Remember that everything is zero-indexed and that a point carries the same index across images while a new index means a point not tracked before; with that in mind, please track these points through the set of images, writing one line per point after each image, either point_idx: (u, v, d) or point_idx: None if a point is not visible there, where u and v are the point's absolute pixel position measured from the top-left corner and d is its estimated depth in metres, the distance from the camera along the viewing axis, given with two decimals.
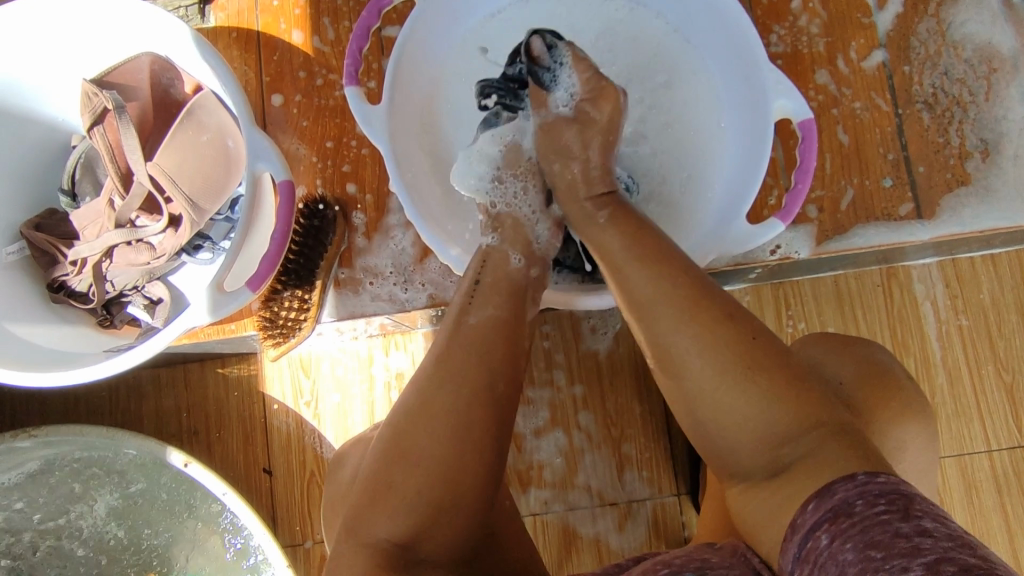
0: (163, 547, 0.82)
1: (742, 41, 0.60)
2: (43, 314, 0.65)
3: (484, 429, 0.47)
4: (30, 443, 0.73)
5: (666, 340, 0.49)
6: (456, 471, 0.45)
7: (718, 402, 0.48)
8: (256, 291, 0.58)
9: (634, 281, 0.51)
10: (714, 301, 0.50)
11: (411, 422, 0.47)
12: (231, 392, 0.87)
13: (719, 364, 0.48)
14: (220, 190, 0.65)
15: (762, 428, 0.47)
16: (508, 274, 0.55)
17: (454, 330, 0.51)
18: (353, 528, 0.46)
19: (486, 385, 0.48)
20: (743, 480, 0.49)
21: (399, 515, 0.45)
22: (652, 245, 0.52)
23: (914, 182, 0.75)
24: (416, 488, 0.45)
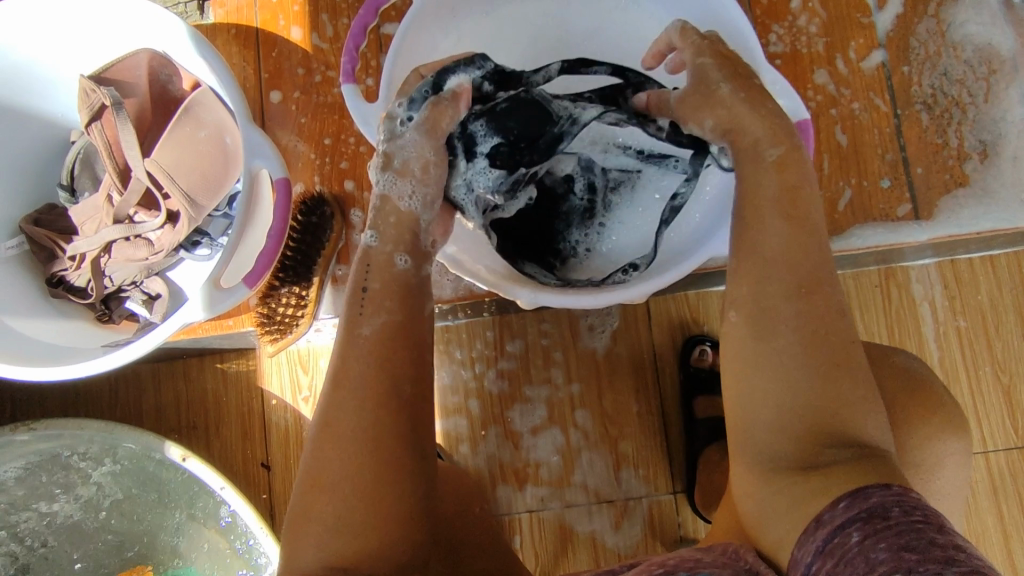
0: (162, 541, 0.82)
1: (739, 42, 0.61)
2: (42, 309, 0.65)
3: (391, 444, 0.45)
4: (29, 437, 0.73)
5: (770, 304, 0.46)
6: (372, 487, 0.44)
7: (777, 374, 0.45)
8: (251, 289, 0.59)
9: (768, 238, 0.47)
10: (833, 295, 0.46)
11: (319, 444, 0.45)
12: (229, 387, 0.88)
13: (806, 340, 0.45)
14: (217, 187, 0.65)
15: (812, 416, 0.44)
16: (393, 276, 0.49)
17: (347, 344, 0.47)
18: (286, 554, 0.45)
19: (388, 396, 0.46)
20: (761, 454, 0.46)
21: (321, 542, 0.44)
22: (804, 221, 0.47)
23: (912, 183, 0.75)
24: (332, 511, 0.44)
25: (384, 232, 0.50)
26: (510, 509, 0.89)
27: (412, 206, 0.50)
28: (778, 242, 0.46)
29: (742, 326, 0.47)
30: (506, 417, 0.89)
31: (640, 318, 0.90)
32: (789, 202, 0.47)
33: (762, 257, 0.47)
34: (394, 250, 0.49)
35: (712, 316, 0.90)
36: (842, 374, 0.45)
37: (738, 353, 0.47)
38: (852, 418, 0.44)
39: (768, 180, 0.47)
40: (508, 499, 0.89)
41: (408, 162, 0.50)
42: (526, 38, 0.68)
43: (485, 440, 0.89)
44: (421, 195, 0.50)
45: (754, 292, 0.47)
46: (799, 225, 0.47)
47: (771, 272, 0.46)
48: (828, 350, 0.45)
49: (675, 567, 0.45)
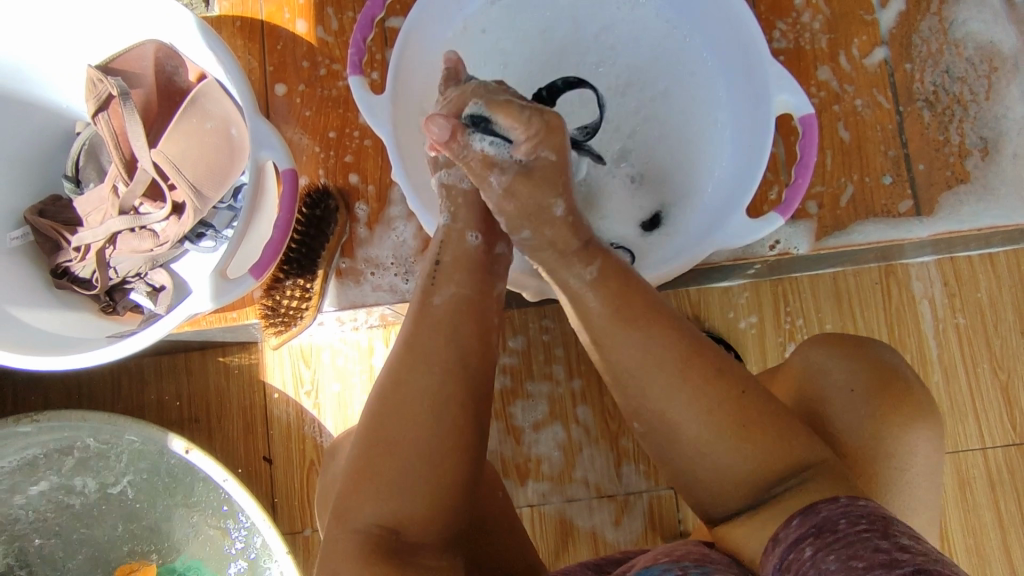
0: (164, 532, 0.82)
1: (743, 37, 0.61)
2: (45, 299, 0.65)
3: (458, 409, 0.47)
4: (32, 427, 0.73)
5: (656, 405, 0.49)
6: (437, 450, 0.46)
7: (693, 453, 0.48)
8: (258, 279, 0.58)
9: (622, 344, 0.50)
10: (706, 361, 0.49)
11: (387, 404, 0.47)
12: (231, 380, 0.88)
13: (700, 417, 0.48)
14: (223, 178, 0.65)
15: (738, 467, 0.48)
16: (466, 251, 0.55)
17: (421, 314, 0.51)
18: (337, 517, 0.46)
19: (457, 364, 0.49)
20: (723, 509, 0.49)
21: (380, 500, 0.45)
22: (642, 307, 0.51)
23: (914, 180, 0.76)
24: (394, 470, 0.45)
25: (455, 212, 0.56)
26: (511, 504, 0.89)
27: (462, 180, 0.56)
28: (630, 350, 0.50)
29: (648, 428, 0.50)
30: (508, 413, 0.90)
31: None
32: (622, 304, 0.51)
33: (631, 364, 0.50)
34: (465, 227, 0.56)
35: (713, 311, 0.91)
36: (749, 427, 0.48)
37: (655, 446, 0.50)
38: (767, 458, 0.47)
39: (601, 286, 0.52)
40: (510, 493, 0.89)
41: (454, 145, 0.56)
42: (532, 31, 0.68)
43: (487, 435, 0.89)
44: (474, 171, 0.56)
45: (639, 394, 0.50)
46: (639, 321, 0.50)
47: (639, 377, 0.49)
48: (725, 411, 0.48)
49: (679, 559, 0.45)
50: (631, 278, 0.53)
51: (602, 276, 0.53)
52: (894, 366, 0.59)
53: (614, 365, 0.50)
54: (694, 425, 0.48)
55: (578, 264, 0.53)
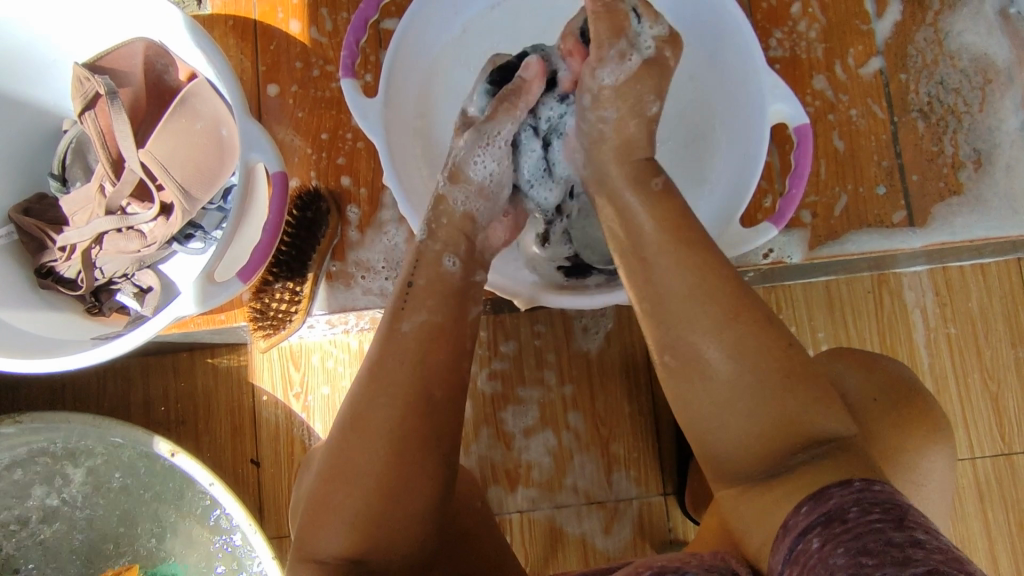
0: (147, 537, 0.81)
1: (739, 46, 0.61)
2: (29, 299, 0.64)
3: (420, 443, 0.44)
4: (14, 429, 0.72)
5: (690, 342, 0.45)
6: (397, 486, 0.43)
7: (719, 401, 0.44)
8: (246, 283, 0.57)
9: (662, 273, 0.47)
10: (752, 305, 0.46)
11: (345, 436, 0.44)
12: (220, 382, 0.88)
13: (736, 364, 0.44)
14: (212, 179, 0.64)
15: (770, 423, 0.44)
16: (442, 276, 0.50)
17: (386, 338, 0.47)
18: (298, 546, 0.45)
19: (422, 393, 0.45)
20: (740, 470, 0.45)
21: (337, 535, 0.43)
22: (693, 236, 0.47)
23: (907, 190, 0.76)
24: (352, 506, 0.43)
25: (435, 231, 0.52)
26: (500, 509, 0.89)
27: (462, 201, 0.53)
28: (675, 277, 0.46)
29: (676, 371, 0.46)
30: (499, 418, 0.89)
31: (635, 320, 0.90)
32: (670, 224, 0.48)
33: (665, 296, 0.46)
34: (443, 250, 0.51)
35: None
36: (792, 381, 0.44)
37: (677, 392, 0.46)
38: (802, 418, 0.43)
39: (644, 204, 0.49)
40: (499, 499, 0.88)
41: (475, 173, 0.53)
42: (528, 36, 0.67)
43: (476, 440, 0.89)
44: (473, 201, 0.53)
45: (671, 327, 0.46)
46: (690, 255, 0.47)
47: (675, 312, 0.46)
48: (767, 360, 0.44)
49: (665, 568, 0.43)
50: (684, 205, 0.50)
51: (655, 196, 0.50)
52: (904, 379, 0.58)
53: (649, 293, 0.47)
54: (730, 373, 0.44)
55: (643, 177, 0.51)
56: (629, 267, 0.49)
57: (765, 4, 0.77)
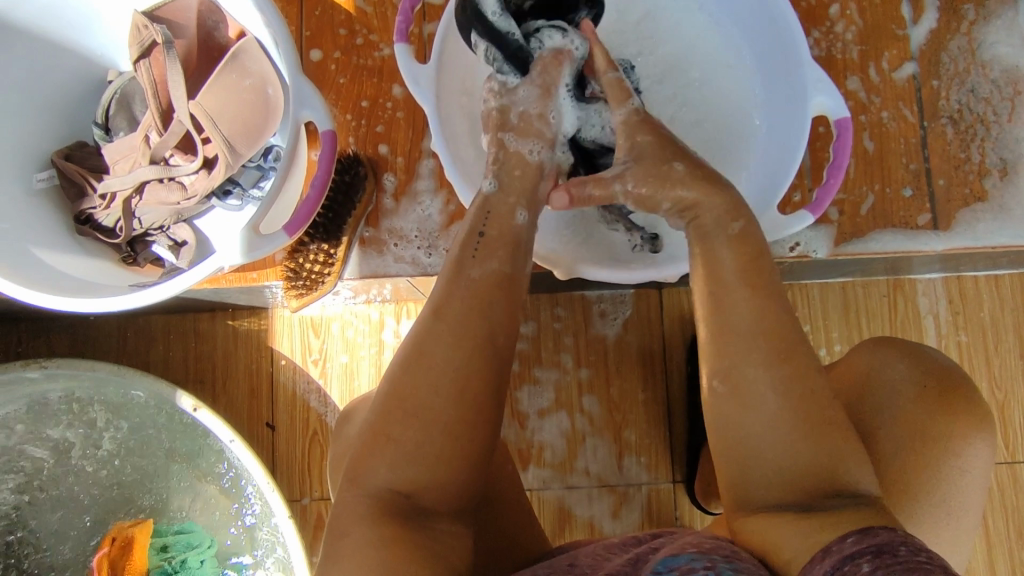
0: (160, 491, 0.82)
1: (785, 38, 0.62)
2: (68, 244, 0.65)
3: (481, 385, 0.46)
4: (39, 373, 0.72)
5: (747, 377, 0.49)
6: (458, 424, 0.45)
7: (761, 431, 0.48)
8: (291, 237, 0.57)
9: (734, 313, 0.49)
10: (806, 357, 0.49)
11: (410, 371, 0.46)
12: (239, 344, 0.88)
13: (787, 406, 0.48)
14: (257, 137, 0.64)
15: (812, 458, 0.47)
16: (510, 228, 0.52)
17: (453, 281, 0.49)
18: (349, 475, 0.46)
19: (485, 337, 0.47)
20: (769, 492, 0.48)
21: (395, 467, 0.45)
22: (764, 287, 0.50)
23: (933, 194, 0.77)
24: (412, 439, 0.45)
25: (506, 185, 0.53)
26: None
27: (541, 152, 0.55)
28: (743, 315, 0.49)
29: (726, 395, 0.49)
30: (514, 397, 0.90)
31: (653, 309, 0.92)
32: (752, 275, 0.50)
33: (732, 331, 0.49)
34: (516, 204, 0.53)
35: None
36: (832, 430, 0.48)
37: (724, 418, 0.50)
38: (835, 462, 0.47)
39: (725, 253, 0.51)
40: None
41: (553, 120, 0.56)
42: None
43: None
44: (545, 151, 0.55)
45: (728, 355, 0.49)
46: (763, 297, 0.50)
47: (735, 346, 0.49)
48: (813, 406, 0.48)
49: (709, 551, 0.44)
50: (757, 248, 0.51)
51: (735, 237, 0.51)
52: (941, 366, 0.60)
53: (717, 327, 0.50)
54: (778, 412, 0.48)
55: (724, 221, 0.51)
56: (702, 305, 0.51)
57: (804, 3, 0.78)
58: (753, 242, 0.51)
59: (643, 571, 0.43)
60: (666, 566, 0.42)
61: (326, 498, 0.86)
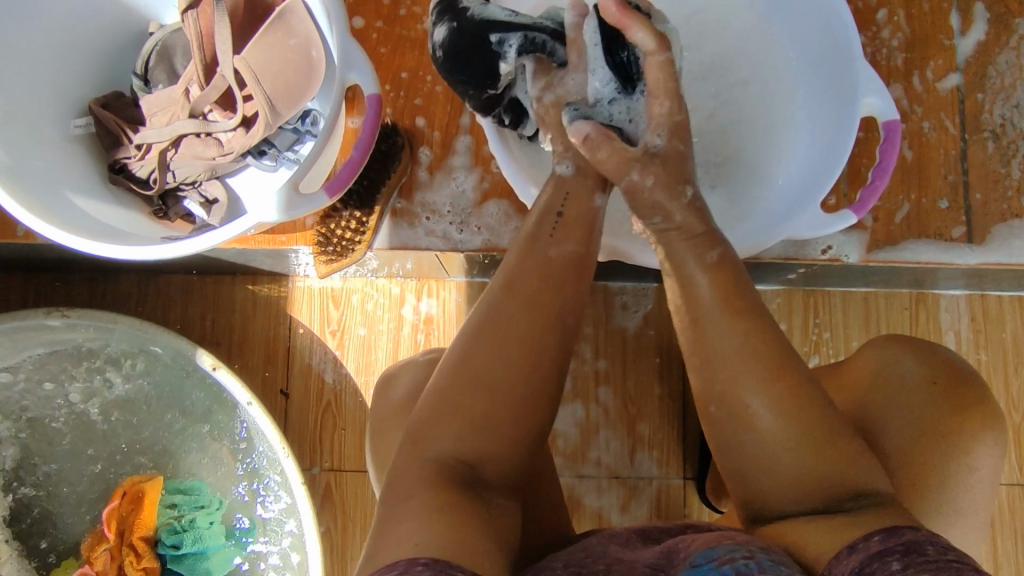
0: (171, 450, 0.82)
1: (837, 36, 0.61)
2: (102, 193, 0.65)
3: (549, 360, 0.47)
4: (61, 322, 0.72)
5: (738, 396, 0.48)
6: (526, 396, 0.46)
7: (764, 452, 0.48)
8: (331, 198, 0.57)
9: (715, 332, 0.49)
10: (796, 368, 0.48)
11: (483, 340, 0.47)
12: (258, 309, 0.88)
13: (780, 418, 0.47)
14: (298, 98, 0.63)
15: (817, 470, 0.47)
16: (587, 210, 0.53)
17: (530, 255, 0.50)
18: (412, 440, 0.46)
19: (558, 315, 0.48)
20: (785, 502, 0.48)
21: (460, 434, 0.45)
22: (747, 305, 0.50)
23: (970, 208, 0.76)
24: (481, 407, 0.46)
25: (584, 168, 0.55)
26: None
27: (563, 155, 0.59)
28: (727, 335, 0.49)
29: (721, 414, 0.49)
30: None
31: None
32: (727, 294, 0.50)
33: (718, 353, 0.49)
34: (594, 186, 0.54)
35: None
36: (827, 441, 0.47)
37: (722, 437, 0.49)
38: (840, 469, 0.47)
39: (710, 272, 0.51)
40: None
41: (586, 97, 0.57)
42: None
43: None
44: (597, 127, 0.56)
45: (717, 374, 0.49)
46: (741, 315, 0.49)
47: (719, 361, 0.49)
48: (808, 415, 0.47)
49: (745, 542, 0.43)
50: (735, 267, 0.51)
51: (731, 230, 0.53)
52: (959, 365, 0.59)
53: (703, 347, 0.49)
54: (774, 428, 0.47)
55: (690, 249, 0.52)
56: (683, 325, 0.51)
57: (853, 7, 0.77)
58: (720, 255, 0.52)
59: (679, 567, 0.43)
60: (701, 561, 0.42)
61: (335, 470, 0.86)
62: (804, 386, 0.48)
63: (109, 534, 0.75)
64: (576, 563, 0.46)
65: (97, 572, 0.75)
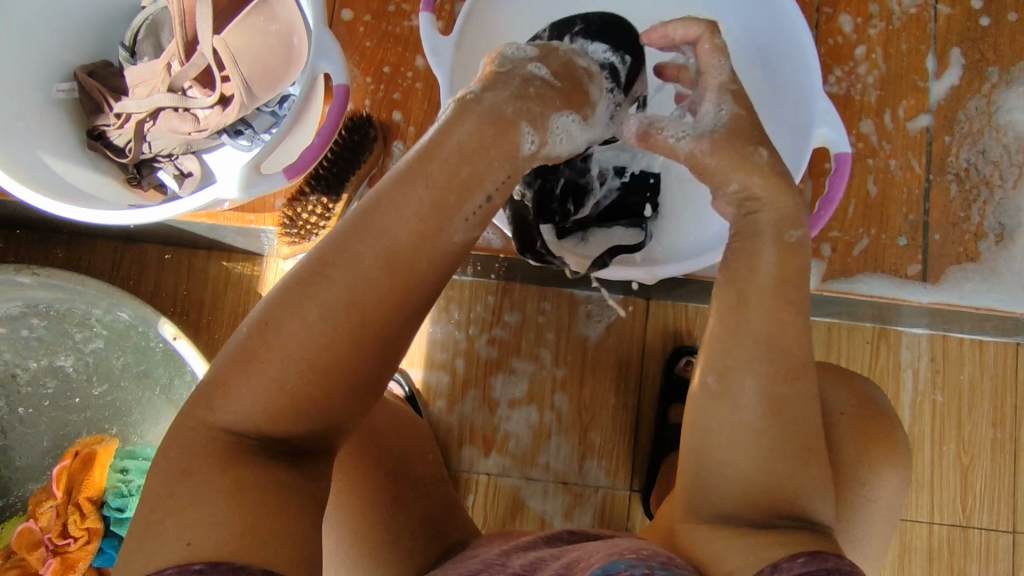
0: (127, 415, 0.83)
1: (801, 67, 0.62)
2: (76, 156, 0.67)
3: (377, 335, 0.41)
4: (30, 280, 0.74)
5: (740, 376, 0.47)
6: (337, 373, 0.41)
7: (733, 449, 0.47)
8: (290, 180, 0.59)
9: (752, 317, 0.47)
10: (808, 378, 0.48)
11: (301, 304, 0.39)
12: (230, 285, 0.90)
13: (769, 426, 0.46)
14: (274, 82, 0.66)
15: (776, 481, 0.47)
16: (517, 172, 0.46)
17: (378, 205, 0.40)
18: (207, 401, 0.41)
19: (402, 287, 0.40)
20: (720, 506, 0.48)
21: (254, 404, 0.40)
22: (797, 306, 0.47)
23: (927, 247, 0.78)
24: (283, 380, 0.40)
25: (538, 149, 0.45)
26: (469, 468, 0.90)
27: (546, 73, 0.44)
28: (758, 324, 0.47)
29: (715, 396, 0.48)
30: (489, 383, 0.91)
31: (638, 318, 0.93)
32: (785, 289, 0.47)
33: (743, 339, 0.47)
34: None
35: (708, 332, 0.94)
36: (801, 456, 0.47)
37: (704, 414, 0.48)
38: (795, 490, 0.47)
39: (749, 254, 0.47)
40: (471, 459, 0.90)
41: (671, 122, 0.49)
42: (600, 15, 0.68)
43: (463, 401, 0.91)
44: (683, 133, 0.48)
45: (730, 363, 0.47)
46: (784, 311, 0.47)
47: (741, 349, 0.47)
48: (790, 429, 0.47)
49: (646, 558, 0.44)
50: (800, 267, 0.48)
51: None
52: (876, 401, 0.61)
53: (736, 329, 0.47)
54: (757, 426, 0.47)
55: (769, 230, 0.47)
56: (722, 299, 0.48)
57: (831, 40, 0.79)
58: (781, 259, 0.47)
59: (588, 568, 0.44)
60: (605, 570, 0.43)
61: None
62: (807, 402, 0.48)
63: (57, 491, 0.76)
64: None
65: (40, 527, 0.76)
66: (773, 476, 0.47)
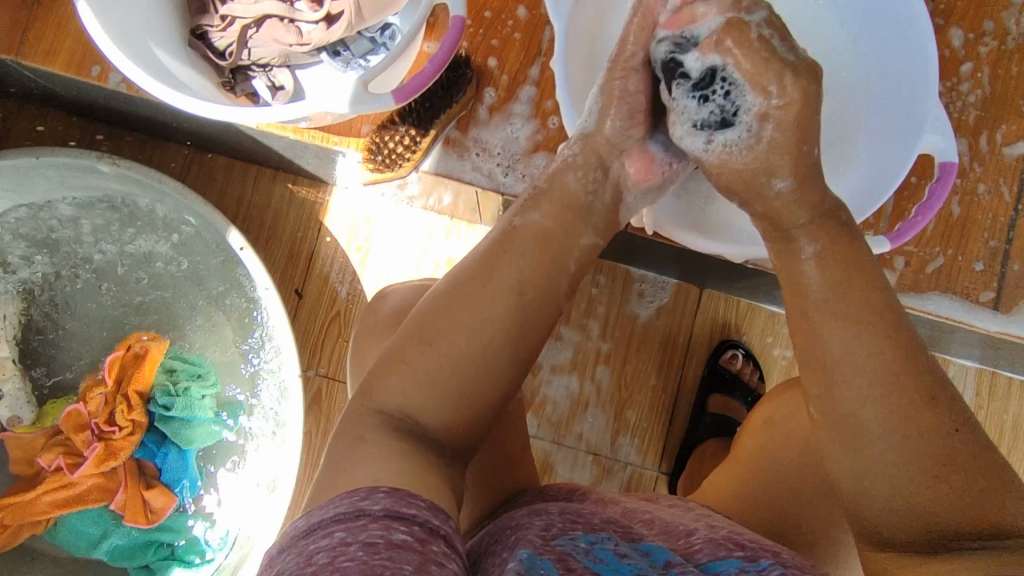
0: (177, 317, 0.85)
1: (919, 72, 0.61)
2: (178, 51, 0.67)
3: (512, 331, 0.46)
4: (109, 169, 0.74)
5: (840, 398, 0.43)
6: (484, 364, 0.45)
7: (879, 474, 0.42)
8: (397, 103, 0.58)
9: (829, 343, 0.43)
10: (920, 372, 0.42)
11: (445, 307, 0.46)
12: (293, 208, 0.91)
13: (902, 440, 0.41)
14: (384, 7, 0.65)
15: (944, 496, 0.41)
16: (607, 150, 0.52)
17: (503, 239, 0.49)
18: (365, 393, 0.46)
19: (533, 293, 0.47)
20: (897, 537, 0.42)
21: (408, 390, 0.44)
22: (871, 299, 0.44)
23: (1004, 276, 0.76)
24: (433, 367, 0.45)
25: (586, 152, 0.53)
26: None
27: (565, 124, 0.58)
28: (844, 346, 0.43)
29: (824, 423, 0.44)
30: None
31: (689, 305, 0.93)
32: (850, 290, 0.44)
33: (829, 362, 0.43)
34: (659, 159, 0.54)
35: (753, 330, 0.93)
36: (957, 459, 0.41)
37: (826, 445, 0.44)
38: (973, 500, 0.40)
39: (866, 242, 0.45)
40: None
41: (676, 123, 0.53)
42: None
43: None
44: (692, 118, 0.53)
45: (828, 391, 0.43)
46: (863, 318, 0.43)
47: (837, 374, 0.43)
48: (934, 434, 0.41)
49: (756, 554, 0.41)
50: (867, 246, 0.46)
51: None
52: None
53: (821, 359, 0.44)
54: (885, 443, 0.41)
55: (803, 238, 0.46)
56: (793, 325, 0.46)
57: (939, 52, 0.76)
58: (854, 241, 0.46)
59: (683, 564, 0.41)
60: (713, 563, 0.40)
61: (331, 377, 0.89)
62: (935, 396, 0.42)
63: (108, 379, 0.78)
64: (573, 510, 0.44)
65: (89, 411, 0.77)
66: (941, 492, 0.41)
